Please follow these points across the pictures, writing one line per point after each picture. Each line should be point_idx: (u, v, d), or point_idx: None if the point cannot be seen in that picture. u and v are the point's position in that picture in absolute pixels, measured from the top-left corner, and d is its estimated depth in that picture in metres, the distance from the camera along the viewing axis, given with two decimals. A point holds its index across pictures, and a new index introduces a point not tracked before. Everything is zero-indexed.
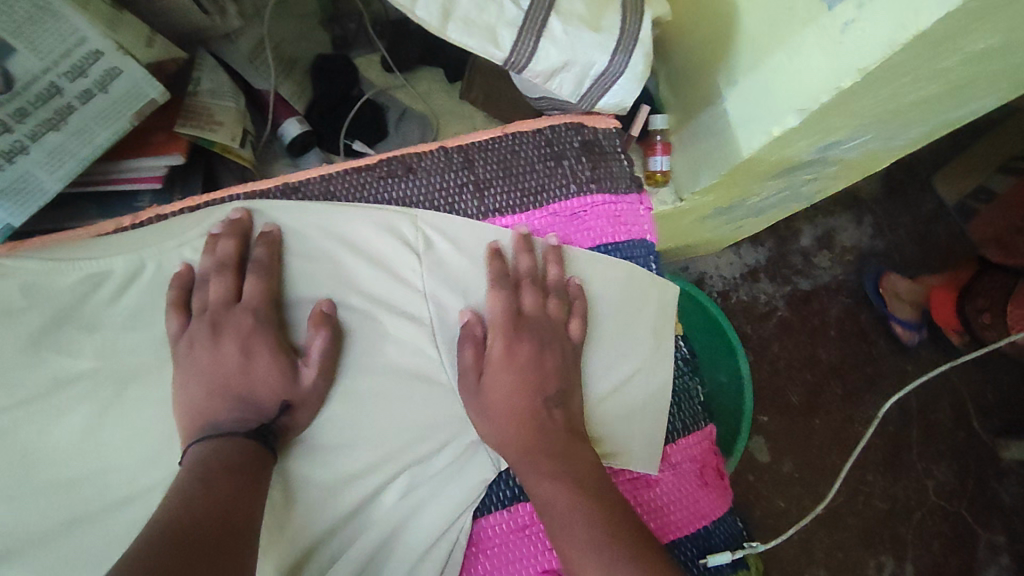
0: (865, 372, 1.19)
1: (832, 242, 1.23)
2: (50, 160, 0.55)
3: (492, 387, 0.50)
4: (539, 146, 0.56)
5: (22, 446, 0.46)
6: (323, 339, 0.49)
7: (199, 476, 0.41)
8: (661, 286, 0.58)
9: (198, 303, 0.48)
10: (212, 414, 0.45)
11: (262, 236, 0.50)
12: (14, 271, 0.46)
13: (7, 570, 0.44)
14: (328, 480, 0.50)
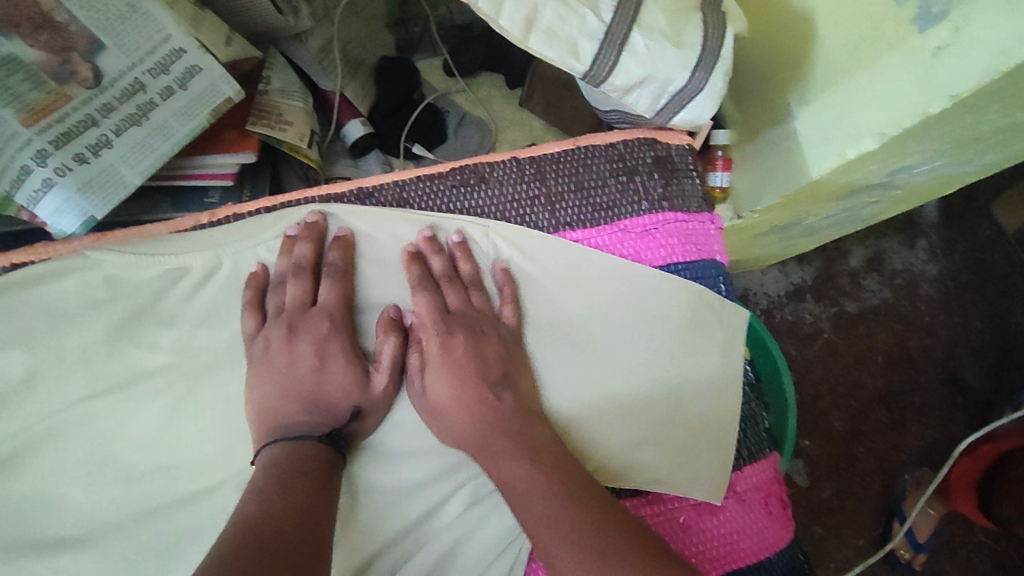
0: (912, 401, 1.15)
1: (882, 264, 1.19)
2: (133, 154, 0.56)
3: (433, 380, 0.49)
4: (611, 160, 0.56)
5: (102, 432, 0.48)
6: (393, 345, 0.49)
7: (273, 473, 0.43)
8: (731, 307, 0.55)
9: (274, 304, 0.50)
10: (287, 414, 0.47)
11: (338, 239, 0.51)
12: (98, 264, 0.47)
13: (82, 555, 0.46)
14: (393, 488, 0.50)
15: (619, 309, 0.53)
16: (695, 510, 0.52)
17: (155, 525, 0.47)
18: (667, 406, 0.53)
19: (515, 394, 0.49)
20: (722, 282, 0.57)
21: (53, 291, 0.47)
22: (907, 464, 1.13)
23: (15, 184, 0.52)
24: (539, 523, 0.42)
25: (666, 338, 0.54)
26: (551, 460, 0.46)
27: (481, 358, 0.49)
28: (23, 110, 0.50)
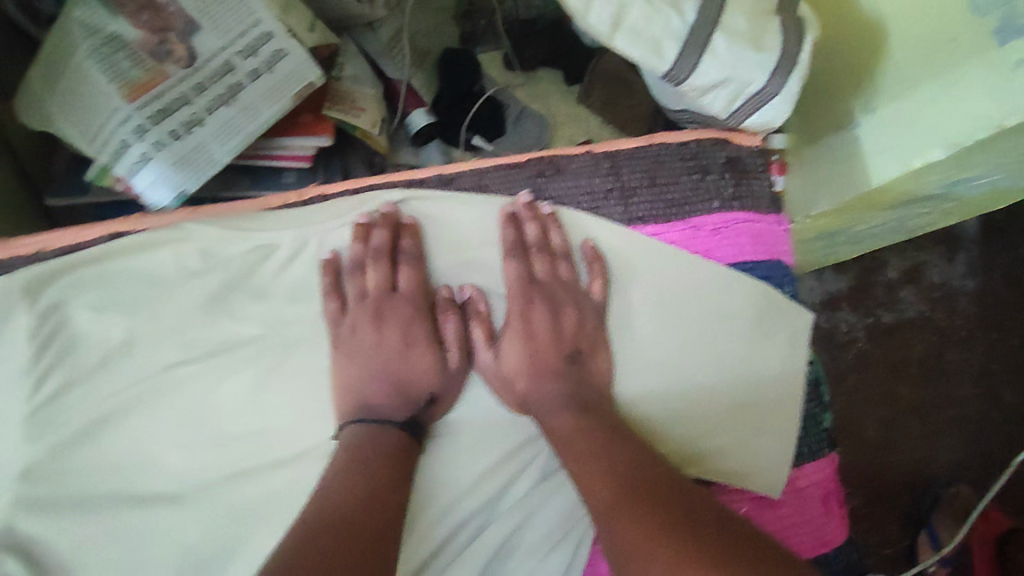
0: (946, 415, 1.15)
1: (920, 276, 1.19)
2: (221, 132, 0.57)
3: (509, 356, 0.51)
4: (685, 158, 0.57)
5: (191, 398, 0.50)
6: (456, 325, 0.51)
7: (349, 450, 0.46)
8: (797, 309, 0.57)
9: (355, 290, 0.52)
10: (371, 396, 0.50)
11: (408, 228, 0.53)
12: (192, 237, 0.51)
13: (175, 512, 0.48)
14: (465, 473, 0.51)
15: (688, 302, 0.55)
16: (754, 503, 0.54)
17: (242, 490, 0.49)
18: (733, 400, 0.54)
19: (581, 362, 0.52)
20: (787, 283, 0.58)
21: (150, 258, 0.51)
22: (938, 477, 1.13)
23: (116, 157, 0.54)
24: (592, 484, 0.45)
25: (729, 331, 0.55)
26: (614, 431, 0.48)
27: (561, 329, 0.51)
28: (125, 87, 0.54)
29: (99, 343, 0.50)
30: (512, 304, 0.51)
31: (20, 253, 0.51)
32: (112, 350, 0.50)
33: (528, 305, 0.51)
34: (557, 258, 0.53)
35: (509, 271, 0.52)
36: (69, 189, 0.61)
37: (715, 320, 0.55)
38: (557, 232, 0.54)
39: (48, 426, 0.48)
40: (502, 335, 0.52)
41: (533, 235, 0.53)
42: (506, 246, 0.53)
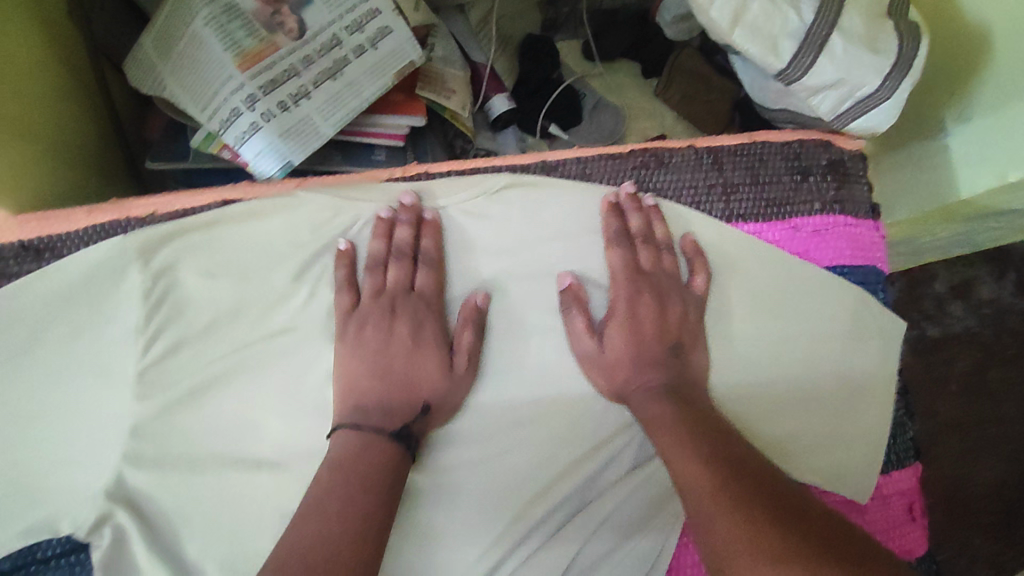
0: (988, 433, 1.13)
1: (970, 292, 1.16)
2: (326, 106, 0.57)
3: (613, 340, 0.51)
4: (787, 158, 0.58)
5: (297, 364, 0.51)
6: (471, 336, 0.51)
7: (341, 460, 0.46)
8: (890, 316, 0.57)
9: (371, 285, 0.51)
10: (370, 390, 0.49)
11: (431, 222, 0.52)
12: (302, 205, 0.52)
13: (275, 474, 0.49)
14: (464, 471, 0.51)
15: (785, 301, 0.55)
16: (843, 507, 0.54)
17: None
18: (823, 402, 0.55)
19: (676, 348, 0.52)
20: (879, 289, 0.59)
21: (259, 225, 0.52)
22: (975, 496, 1.10)
23: (225, 124, 0.54)
24: (684, 469, 0.45)
25: (823, 334, 0.55)
26: (710, 421, 0.48)
27: (664, 317, 0.51)
28: (239, 56, 0.54)
29: (207, 305, 0.51)
30: (616, 293, 0.52)
31: (133, 216, 0.51)
32: (222, 314, 0.51)
33: (634, 292, 0.52)
34: (661, 251, 0.53)
35: (614, 257, 0.53)
36: (171, 150, 0.62)
37: (810, 321, 0.55)
38: (661, 224, 0.54)
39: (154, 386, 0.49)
40: (608, 322, 0.51)
41: (642, 225, 0.53)
42: (611, 236, 0.53)
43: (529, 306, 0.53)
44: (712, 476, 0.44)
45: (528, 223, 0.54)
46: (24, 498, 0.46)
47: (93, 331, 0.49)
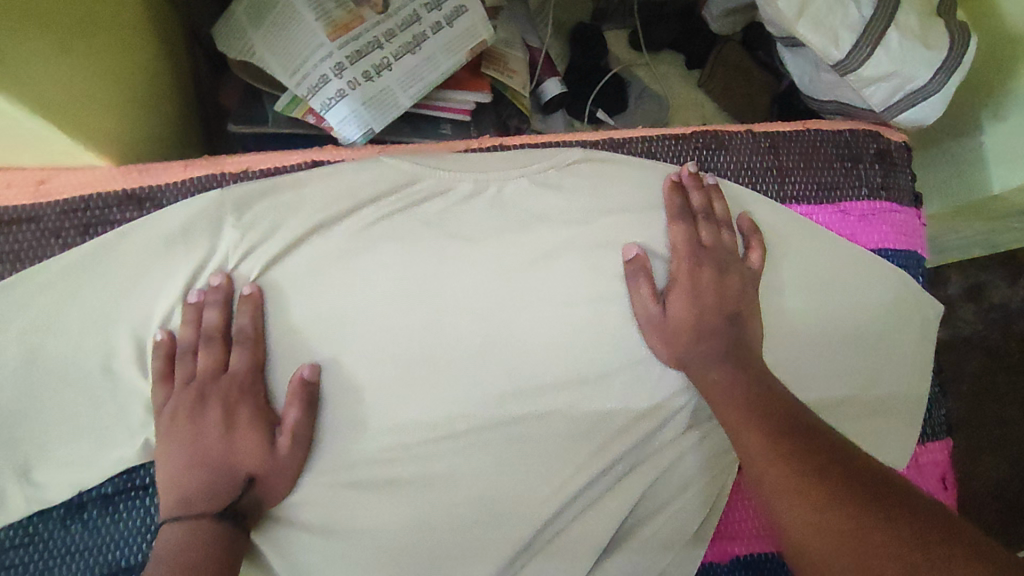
0: (993, 432, 1.14)
1: (982, 295, 1.17)
2: (406, 78, 0.60)
3: (676, 312, 0.54)
4: (839, 146, 0.62)
5: (377, 318, 0.54)
6: (296, 411, 0.51)
7: (167, 558, 0.46)
8: (930, 300, 0.61)
9: (183, 372, 0.51)
10: (193, 479, 0.49)
11: (244, 299, 0.52)
12: (390, 169, 0.56)
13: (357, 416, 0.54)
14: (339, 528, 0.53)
15: (835, 279, 0.59)
16: None
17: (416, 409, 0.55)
18: (866, 375, 0.58)
19: (732, 316, 0.54)
20: (920, 274, 0.62)
21: (346, 185, 0.55)
22: (976, 495, 1.12)
23: (313, 90, 0.57)
24: (744, 435, 0.48)
25: (869, 312, 0.59)
26: (763, 387, 0.51)
27: (727, 287, 0.54)
28: (329, 26, 0.57)
29: (295, 258, 0.54)
30: (679, 261, 0.55)
31: (227, 171, 0.55)
32: (306, 269, 0.54)
33: (698, 265, 0.55)
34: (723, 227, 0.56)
35: (677, 232, 0.55)
36: (251, 115, 0.64)
37: (857, 299, 0.59)
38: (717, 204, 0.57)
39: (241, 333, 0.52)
40: (671, 288, 0.55)
41: (707, 201, 0.57)
42: (674, 212, 0.56)
43: (593, 275, 0.57)
44: (769, 440, 0.47)
45: (393, 289, 0.55)
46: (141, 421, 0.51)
47: (189, 280, 0.52)
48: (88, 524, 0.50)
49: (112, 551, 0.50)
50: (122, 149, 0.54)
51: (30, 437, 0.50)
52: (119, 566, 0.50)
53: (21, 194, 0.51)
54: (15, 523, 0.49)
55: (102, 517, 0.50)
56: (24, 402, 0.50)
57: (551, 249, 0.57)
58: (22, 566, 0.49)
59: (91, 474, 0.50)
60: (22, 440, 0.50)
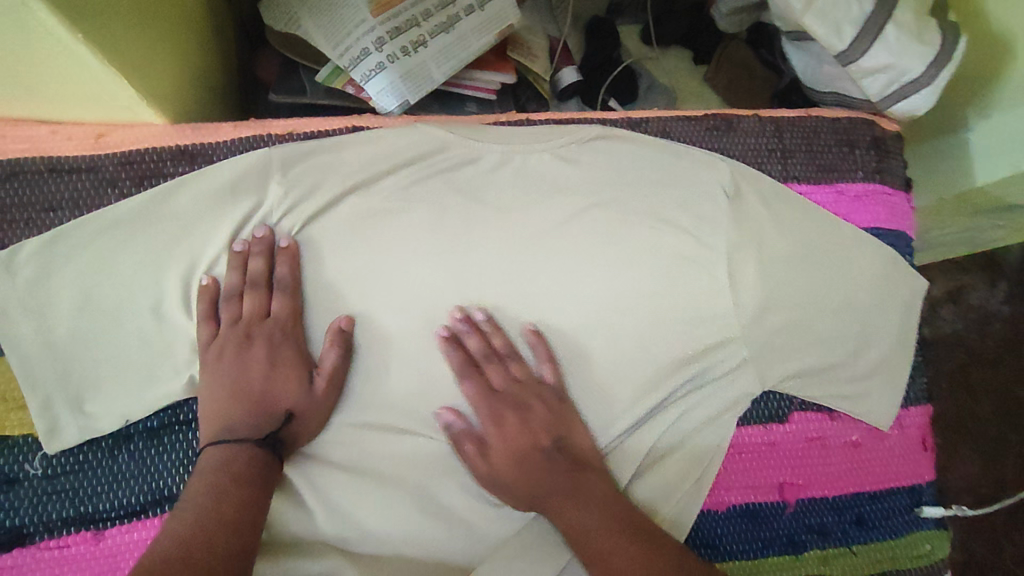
0: (970, 430, 1.19)
1: (960, 297, 1.24)
2: (440, 56, 0.65)
3: (499, 457, 0.55)
4: (837, 132, 0.67)
5: (410, 275, 0.58)
6: (335, 354, 0.55)
7: (212, 468, 0.48)
8: (915, 276, 0.66)
9: (228, 315, 0.54)
10: (235, 410, 0.51)
11: (284, 252, 0.55)
12: (425, 136, 0.59)
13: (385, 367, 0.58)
14: (376, 464, 0.56)
15: (830, 253, 0.64)
16: (867, 433, 0.63)
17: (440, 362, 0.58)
18: (857, 342, 0.63)
19: (551, 440, 0.55)
20: (908, 251, 0.68)
21: (382, 149, 0.58)
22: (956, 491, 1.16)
23: (354, 62, 0.62)
24: (582, 541, 0.50)
25: (862, 284, 0.64)
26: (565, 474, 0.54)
27: (550, 385, 0.58)
28: (372, 2, 0.61)
29: (333, 216, 0.58)
30: (476, 406, 0.56)
31: (275, 133, 0.58)
32: (344, 228, 0.58)
33: (523, 414, 0.56)
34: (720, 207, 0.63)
35: (465, 387, 0.57)
36: (290, 86, 0.68)
37: (850, 272, 0.64)
38: (541, 343, 0.59)
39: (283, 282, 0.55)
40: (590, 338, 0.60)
41: (706, 187, 0.63)
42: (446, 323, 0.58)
43: (607, 245, 0.61)
44: (602, 529, 0.50)
45: (427, 246, 0.59)
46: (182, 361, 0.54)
47: (234, 231, 0.56)
48: (135, 454, 0.52)
49: (155, 480, 0.52)
50: (176, 108, 0.58)
51: (81, 372, 0.53)
52: (161, 494, 0.52)
53: (81, 144, 0.55)
54: (67, 449, 0.51)
55: (148, 446, 0.52)
56: (71, 337, 0.52)
57: (571, 214, 0.61)
58: (70, 490, 0.51)
59: (134, 406, 0.53)
60: (64, 374, 0.52)
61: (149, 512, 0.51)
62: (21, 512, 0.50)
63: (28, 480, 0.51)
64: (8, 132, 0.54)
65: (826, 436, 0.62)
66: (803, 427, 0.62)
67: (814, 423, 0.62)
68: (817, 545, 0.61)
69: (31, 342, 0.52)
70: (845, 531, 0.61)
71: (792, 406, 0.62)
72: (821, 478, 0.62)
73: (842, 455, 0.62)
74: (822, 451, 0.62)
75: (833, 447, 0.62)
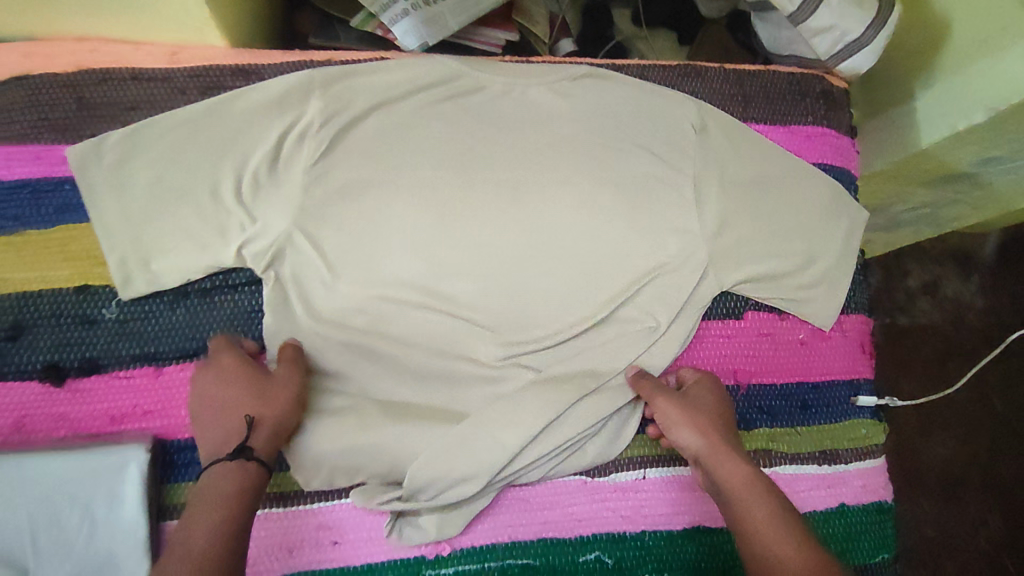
0: (942, 412, 1.25)
1: (936, 289, 1.29)
2: (457, 8, 0.77)
3: (697, 406, 0.66)
4: (791, 83, 0.79)
5: (422, 180, 0.69)
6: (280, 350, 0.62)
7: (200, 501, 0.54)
8: (857, 208, 0.77)
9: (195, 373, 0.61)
10: (217, 440, 0.57)
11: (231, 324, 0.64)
12: (438, 66, 0.70)
13: (394, 254, 0.67)
14: (386, 334, 0.66)
15: (780, 181, 0.75)
16: (811, 333, 0.75)
17: (440, 255, 0.68)
18: (805, 256, 0.74)
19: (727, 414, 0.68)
20: (852, 187, 0.80)
21: (399, 74, 0.69)
22: (926, 467, 1.22)
23: (385, 8, 0.74)
24: (747, 504, 0.61)
25: (809, 208, 0.75)
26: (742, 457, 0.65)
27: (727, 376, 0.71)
28: None
29: (356, 127, 0.68)
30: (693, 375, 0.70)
31: (315, 60, 0.70)
32: (366, 139, 0.68)
33: (711, 383, 0.69)
34: (687, 139, 0.73)
35: (715, 322, 0.73)
36: (329, 33, 0.81)
37: (798, 198, 0.75)
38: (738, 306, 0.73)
39: (317, 177, 0.66)
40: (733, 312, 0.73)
41: (675, 121, 0.74)
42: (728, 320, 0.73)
43: (591, 168, 0.72)
44: (749, 475, 0.62)
45: (438, 160, 0.69)
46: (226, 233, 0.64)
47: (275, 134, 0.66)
48: (191, 308, 0.64)
49: (208, 329, 0.64)
50: (234, 38, 0.70)
51: (145, 239, 0.63)
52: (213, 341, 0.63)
53: (158, 60, 0.67)
54: (136, 298, 0.63)
55: (202, 302, 0.64)
56: (139, 212, 0.63)
57: (563, 138, 0.72)
58: (138, 333, 0.62)
59: (192, 269, 0.63)
60: (131, 241, 0.62)
61: (200, 356, 0.63)
62: (98, 347, 0.61)
63: (104, 322, 0.62)
64: (100, 49, 0.66)
65: (776, 332, 0.74)
66: (756, 324, 0.73)
67: (765, 321, 0.74)
68: (765, 424, 0.72)
69: (111, 213, 0.62)
70: (792, 415, 0.72)
71: (747, 305, 0.74)
72: (774, 367, 0.73)
73: (790, 349, 0.74)
74: (772, 345, 0.73)
75: (783, 342, 0.74)
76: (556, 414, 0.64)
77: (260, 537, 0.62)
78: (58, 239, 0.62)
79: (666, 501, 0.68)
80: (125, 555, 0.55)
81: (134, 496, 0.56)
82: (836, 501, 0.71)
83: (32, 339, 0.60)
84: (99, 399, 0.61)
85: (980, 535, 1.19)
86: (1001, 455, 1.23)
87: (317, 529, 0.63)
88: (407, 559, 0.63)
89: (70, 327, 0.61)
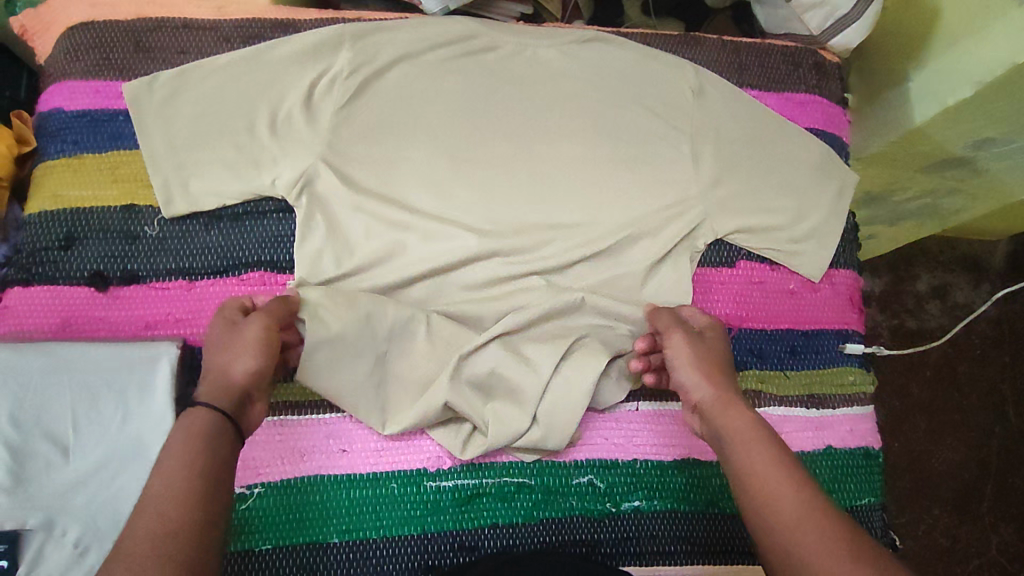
0: (952, 417, 1.21)
1: (946, 294, 1.26)
2: None
3: (699, 352, 0.65)
4: (786, 56, 0.86)
5: (433, 130, 0.74)
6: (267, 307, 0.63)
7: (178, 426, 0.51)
8: (848, 171, 0.81)
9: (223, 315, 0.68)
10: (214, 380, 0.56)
11: (242, 275, 0.69)
12: (455, 27, 0.77)
13: (409, 196, 0.72)
14: (400, 263, 0.71)
15: (774, 141, 0.79)
16: (801, 284, 0.79)
17: (443, 201, 0.73)
18: (796, 212, 0.78)
19: (725, 366, 0.65)
20: (843, 152, 0.85)
21: (420, 31, 0.76)
22: (936, 472, 1.18)
23: None
24: (755, 463, 0.55)
25: (803, 166, 0.80)
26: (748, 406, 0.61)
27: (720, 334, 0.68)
28: None
29: (371, 75, 0.73)
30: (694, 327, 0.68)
31: (346, 18, 0.77)
32: (383, 88, 0.74)
33: (710, 335, 0.67)
34: (685, 99, 0.79)
35: (709, 271, 0.77)
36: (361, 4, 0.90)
37: (792, 156, 0.79)
38: (737, 251, 0.78)
39: (343, 119, 0.72)
40: (728, 261, 0.78)
41: (673, 84, 0.79)
42: (724, 273, 0.78)
43: (591, 126, 0.77)
44: (754, 428, 0.57)
45: (449, 115, 0.75)
46: (255, 161, 0.70)
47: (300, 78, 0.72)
48: (222, 230, 0.70)
49: (236, 248, 0.70)
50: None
51: (184, 165, 0.69)
52: (239, 261, 0.70)
53: (206, 13, 0.75)
54: (174, 218, 0.69)
55: (232, 225, 0.70)
56: (178, 139, 0.69)
57: (570, 95, 0.78)
58: (174, 249, 0.69)
59: (226, 194, 0.70)
60: (171, 164, 0.69)
61: (229, 274, 0.69)
62: (139, 260, 0.68)
63: (145, 239, 0.69)
64: (159, 2, 0.75)
65: (766, 281, 0.78)
66: (747, 272, 0.78)
67: (756, 270, 0.78)
68: (756, 366, 0.76)
69: (158, 140, 0.69)
70: (780, 358, 0.77)
71: (740, 255, 0.78)
72: (764, 313, 0.77)
73: (782, 297, 0.78)
74: (763, 293, 0.78)
75: (772, 290, 0.78)
76: (555, 358, 0.69)
77: (271, 442, 0.67)
78: (113, 163, 0.70)
79: (654, 433, 0.73)
80: (150, 441, 0.61)
81: (163, 386, 0.62)
82: (823, 443, 0.75)
83: (82, 249, 0.68)
84: (137, 306, 0.68)
85: (986, 542, 1.16)
86: (1011, 463, 1.20)
87: (328, 438, 0.68)
88: (412, 470, 0.68)
89: (116, 241, 0.68)
